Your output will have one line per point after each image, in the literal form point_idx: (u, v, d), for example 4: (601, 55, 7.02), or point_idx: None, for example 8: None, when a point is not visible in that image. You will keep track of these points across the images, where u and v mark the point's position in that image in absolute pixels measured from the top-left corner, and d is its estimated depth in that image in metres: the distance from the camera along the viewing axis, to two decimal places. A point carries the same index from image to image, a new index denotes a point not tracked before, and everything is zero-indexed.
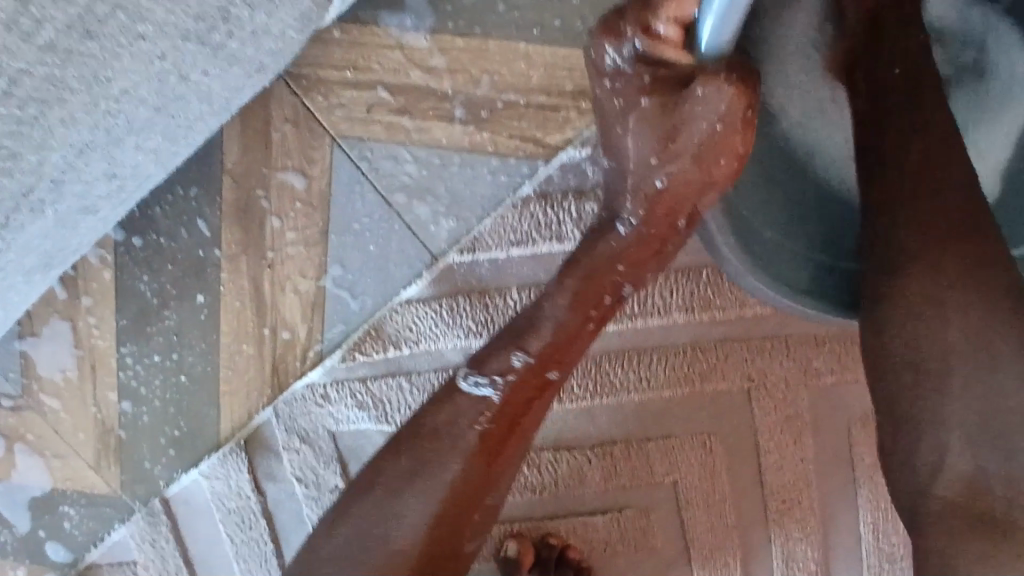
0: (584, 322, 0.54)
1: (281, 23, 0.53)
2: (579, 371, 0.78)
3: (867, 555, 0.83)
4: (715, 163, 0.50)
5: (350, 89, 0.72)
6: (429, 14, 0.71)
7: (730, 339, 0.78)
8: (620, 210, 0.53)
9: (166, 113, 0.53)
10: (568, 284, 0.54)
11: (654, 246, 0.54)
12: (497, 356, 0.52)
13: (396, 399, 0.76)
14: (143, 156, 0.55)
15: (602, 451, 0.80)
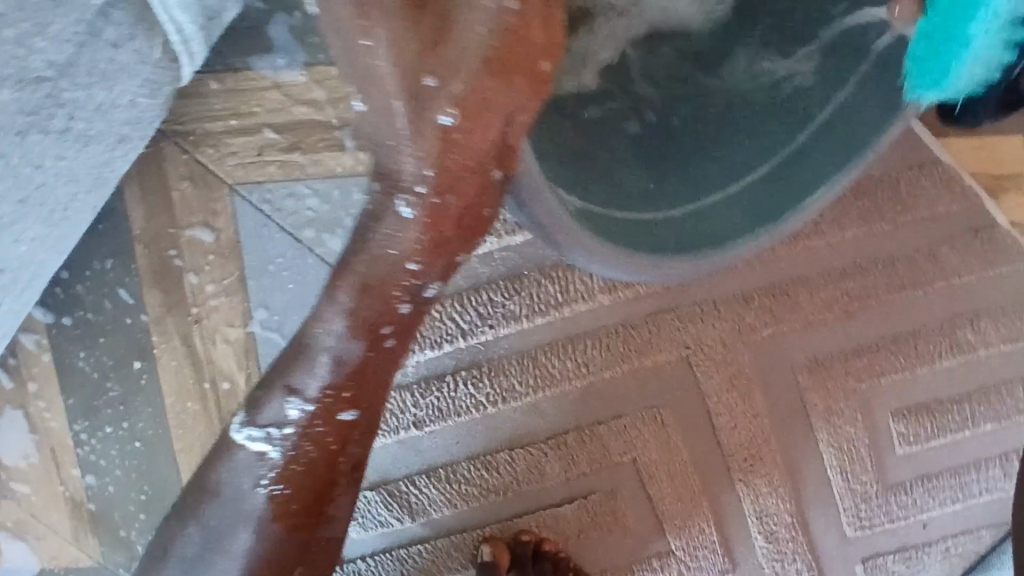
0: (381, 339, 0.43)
1: (125, 94, 0.55)
2: (517, 369, 0.79)
3: (838, 497, 0.84)
4: (510, 79, 0.38)
5: (237, 136, 0.72)
6: (298, 47, 0.71)
7: (658, 312, 0.79)
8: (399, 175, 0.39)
9: (34, 202, 0.55)
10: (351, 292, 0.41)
11: (459, 216, 0.40)
12: (273, 406, 0.43)
13: None
14: (27, 246, 0.57)
15: (556, 442, 0.81)
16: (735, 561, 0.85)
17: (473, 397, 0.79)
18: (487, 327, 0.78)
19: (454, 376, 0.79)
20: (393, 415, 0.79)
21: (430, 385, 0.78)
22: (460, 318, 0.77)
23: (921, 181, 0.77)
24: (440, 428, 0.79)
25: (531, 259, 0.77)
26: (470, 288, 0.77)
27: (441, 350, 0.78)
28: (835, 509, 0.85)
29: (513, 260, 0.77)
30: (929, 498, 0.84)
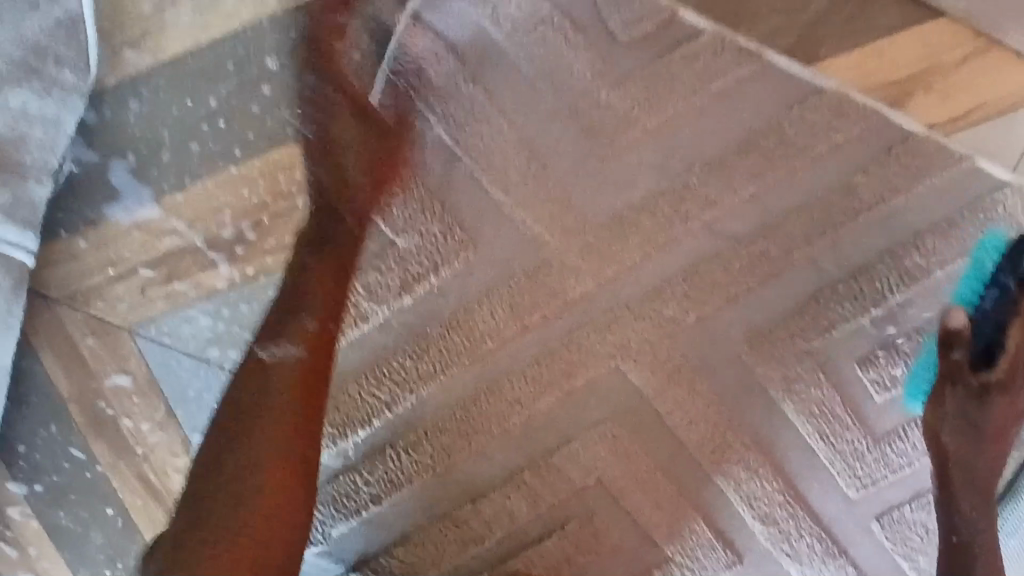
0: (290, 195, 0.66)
1: None
2: (452, 424, 0.77)
3: (828, 461, 0.78)
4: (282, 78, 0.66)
5: (118, 283, 0.74)
6: (140, 183, 0.71)
7: (572, 332, 0.74)
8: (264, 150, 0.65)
9: None
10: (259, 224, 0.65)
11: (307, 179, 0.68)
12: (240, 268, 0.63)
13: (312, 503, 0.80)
14: None
15: (515, 483, 0.79)
16: (740, 552, 0.80)
17: (418, 460, 0.78)
18: (407, 391, 0.76)
19: (393, 447, 0.78)
20: (350, 497, 0.79)
21: (374, 460, 0.79)
22: (377, 390, 0.77)
23: (806, 116, 0.70)
24: (398, 498, 0.79)
25: (428, 314, 0.75)
26: (380, 360, 0.76)
27: (373, 425, 0.78)
28: (829, 474, 0.78)
29: (410, 320, 0.75)
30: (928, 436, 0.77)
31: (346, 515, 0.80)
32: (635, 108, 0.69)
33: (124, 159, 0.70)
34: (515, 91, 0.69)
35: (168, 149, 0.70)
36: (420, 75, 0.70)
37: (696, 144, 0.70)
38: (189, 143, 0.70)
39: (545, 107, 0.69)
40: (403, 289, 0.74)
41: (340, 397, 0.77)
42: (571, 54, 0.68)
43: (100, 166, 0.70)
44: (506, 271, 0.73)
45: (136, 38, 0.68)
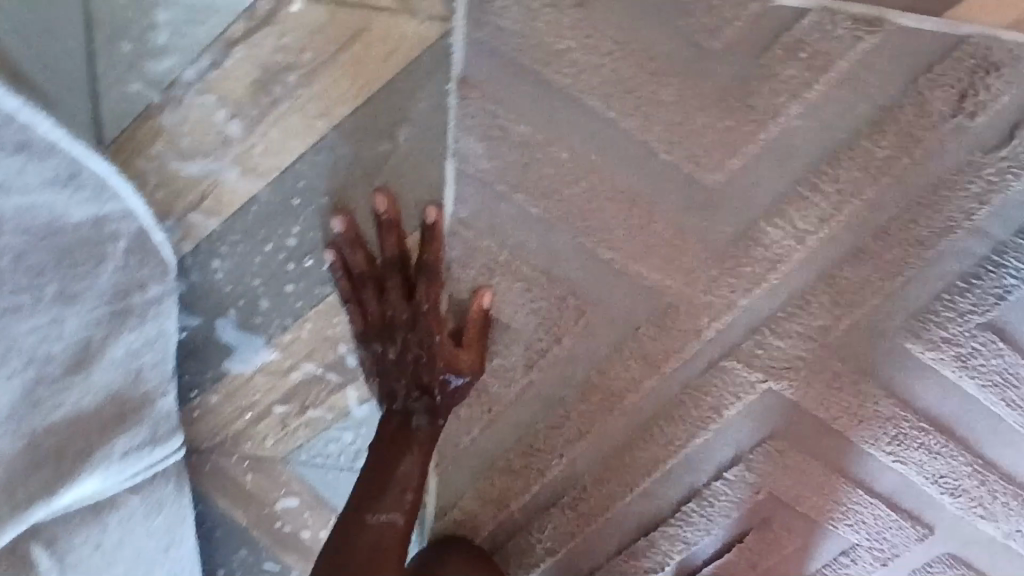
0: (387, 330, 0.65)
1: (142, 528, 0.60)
2: (609, 475, 0.76)
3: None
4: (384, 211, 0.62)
5: (258, 423, 0.75)
6: (250, 333, 0.70)
7: (711, 365, 0.71)
8: (360, 296, 0.65)
9: None
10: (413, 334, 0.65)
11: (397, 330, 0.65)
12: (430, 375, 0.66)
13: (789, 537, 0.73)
14: None
15: (685, 512, 0.78)
16: (930, 523, 0.79)
17: (583, 512, 0.78)
18: (558, 455, 0.75)
19: (556, 506, 0.78)
20: (526, 555, 0.80)
21: (541, 519, 0.79)
22: (527, 460, 0.76)
23: (947, 77, 0.60)
24: (571, 547, 0.80)
25: (563, 383, 0.72)
26: (523, 435, 0.74)
27: (531, 492, 0.77)
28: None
29: (543, 392, 0.72)
30: None
31: (525, 572, 0.81)
32: (734, 123, 0.61)
33: (227, 316, 0.69)
34: (599, 143, 0.62)
35: (266, 296, 0.68)
36: (493, 152, 0.62)
37: (816, 143, 0.62)
38: (282, 285, 0.68)
39: (636, 149, 0.62)
40: (529, 368, 0.71)
41: (492, 474, 0.76)
42: (656, 81, 0.60)
43: (210, 326, 0.70)
44: (629, 325, 0.69)
45: (198, 201, 0.65)
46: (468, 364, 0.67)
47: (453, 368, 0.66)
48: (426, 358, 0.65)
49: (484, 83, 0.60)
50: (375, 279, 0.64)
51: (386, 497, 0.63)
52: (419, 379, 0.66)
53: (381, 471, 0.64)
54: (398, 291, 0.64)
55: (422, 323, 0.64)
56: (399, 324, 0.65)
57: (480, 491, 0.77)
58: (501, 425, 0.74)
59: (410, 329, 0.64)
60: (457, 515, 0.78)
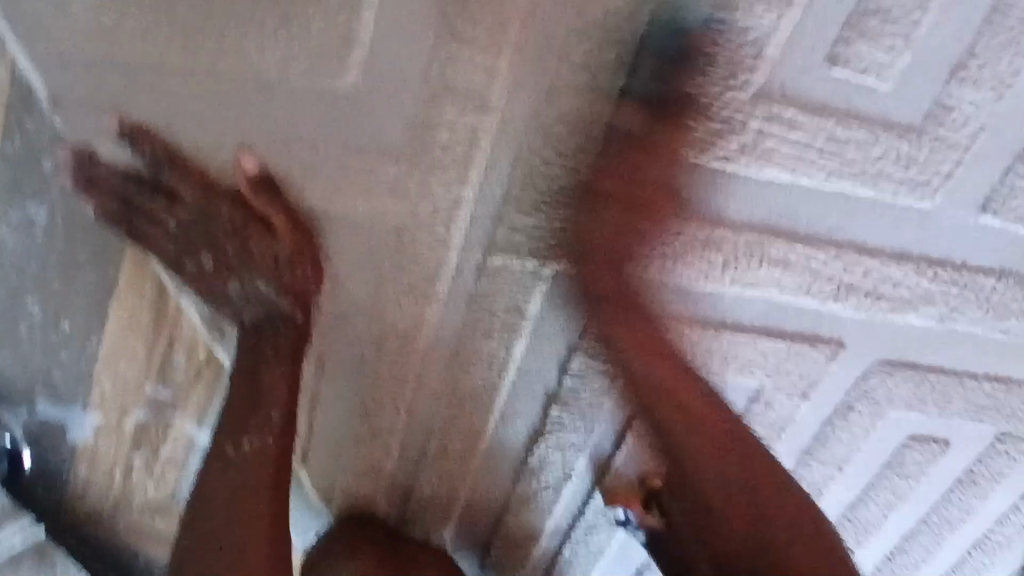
0: (199, 241, 0.57)
1: None
2: (457, 411, 0.72)
3: (878, 194, 0.60)
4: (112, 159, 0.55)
5: (131, 478, 0.78)
6: (66, 405, 0.72)
7: (482, 269, 0.63)
8: (144, 220, 0.57)
9: None
10: (227, 240, 0.56)
11: (214, 236, 0.56)
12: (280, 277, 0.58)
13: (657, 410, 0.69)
14: None
15: (556, 418, 0.72)
16: (834, 336, 0.67)
17: (458, 453, 0.74)
18: (398, 411, 0.71)
19: (431, 456, 0.75)
20: (435, 507, 0.79)
21: (424, 472, 0.76)
22: (373, 426, 0.72)
23: None
24: (471, 486, 0.77)
25: (353, 344, 0.67)
26: (354, 406, 0.71)
27: (399, 451, 0.74)
28: (886, 205, 0.60)
29: (343, 358, 0.68)
30: (950, 92, 0.56)
31: (440, 520, 0.80)
32: (333, 10, 0.52)
33: (40, 398, 0.72)
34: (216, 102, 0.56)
35: (54, 368, 0.70)
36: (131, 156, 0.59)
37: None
38: (58, 353, 0.69)
39: (258, 86, 0.55)
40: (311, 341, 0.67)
41: (349, 449, 0.74)
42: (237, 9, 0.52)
43: (33, 414, 0.73)
44: (374, 262, 0.63)
45: None
46: (286, 250, 0.57)
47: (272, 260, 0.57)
48: (248, 259, 0.57)
49: (74, 91, 0.55)
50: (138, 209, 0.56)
51: (251, 425, 0.62)
52: (248, 291, 0.59)
53: (243, 406, 0.62)
54: (167, 208, 0.56)
55: (220, 219, 0.56)
56: (195, 230, 0.56)
57: (353, 467, 0.75)
58: (327, 404, 0.71)
59: (211, 225, 0.56)
60: (343, 496, 0.77)
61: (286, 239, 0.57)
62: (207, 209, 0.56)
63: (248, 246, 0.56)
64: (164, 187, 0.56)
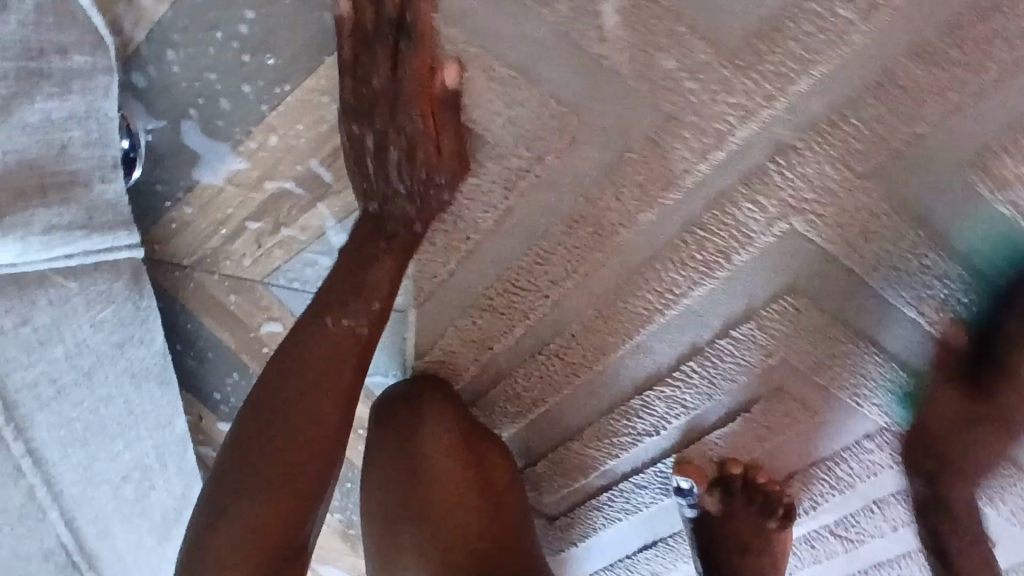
0: (380, 107, 0.57)
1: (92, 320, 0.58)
2: (599, 324, 0.69)
3: None
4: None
5: (234, 241, 0.72)
6: (214, 138, 0.66)
7: (719, 199, 0.60)
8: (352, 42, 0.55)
9: (136, 410, 0.65)
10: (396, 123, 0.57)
11: (393, 115, 0.57)
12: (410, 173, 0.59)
13: (724, 376, 0.70)
14: (150, 437, 0.68)
15: (684, 372, 0.70)
16: None
17: (571, 362, 0.72)
18: (543, 297, 0.68)
19: (542, 353, 0.72)
20: (514, 403, 0.76)
21: (527, 366, 0.73)
22: (509, 300, 0.69)
23: None
24: (561, 399, 0.75)
25: (544, 215, 0.64)
26: (506, 271, 0.68)
27: (516, 334, 0.71)
28: None
29: (527, 222, 0.64)
30: None
31: (508, 419, 0.77)
32: None
33: (190, 118, 0.65)
34: None
35: (225, 95, 0.63)
36: None
37: None
38: (241, 82, 0.62)
39: None
40: (507, 194, 0.63)
41: (474, 309, 0.70)
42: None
43: (172, 129, 0.66)
44: (622, 144, 0.59)
45: None
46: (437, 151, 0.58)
47: (430, 167, 0.59)
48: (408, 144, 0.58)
49: None
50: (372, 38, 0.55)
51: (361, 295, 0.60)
52: (398, 181, 0.59)
53: (347, 278, 0.60)
54: (388, 68, 0.55)
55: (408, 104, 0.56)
56: (385, 97, 0.56)
57: (467, 327, 0.72)
58: (479, 261, 0.67)
59: (403, 109, 0.57)
60: (437, 355, 0.74)
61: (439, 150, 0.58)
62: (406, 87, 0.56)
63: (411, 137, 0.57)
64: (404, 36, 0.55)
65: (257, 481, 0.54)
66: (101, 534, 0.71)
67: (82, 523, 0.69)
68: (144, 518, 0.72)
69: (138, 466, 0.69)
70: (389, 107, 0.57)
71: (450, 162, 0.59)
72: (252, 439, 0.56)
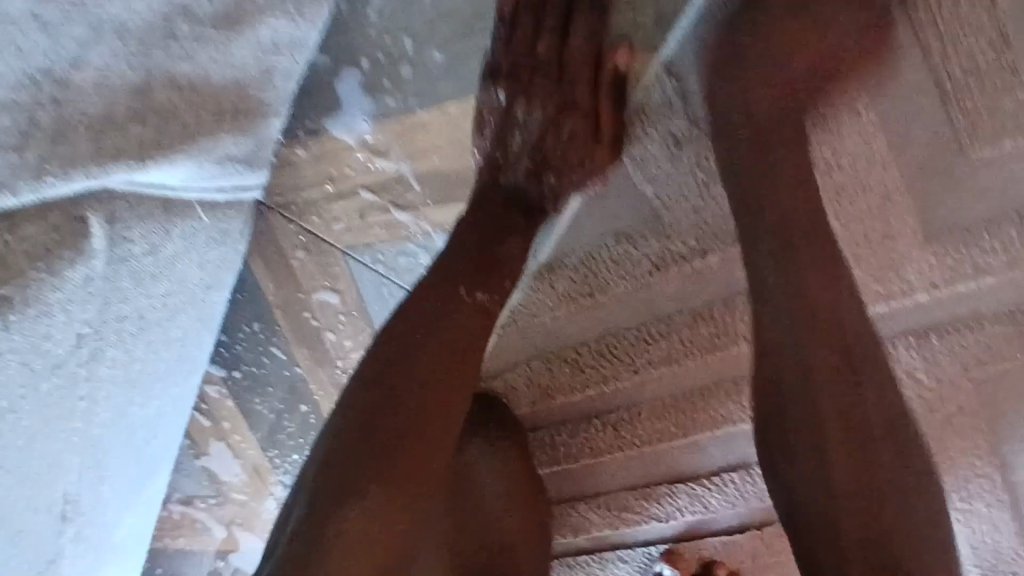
0: (533, 85, 0.55)
1: (202, 226, 0.53)
2: (672, 414, 0.69)
3: None
4: None
5: (335, 201, 0.65)
6: (371, 96, 0.59)
7: None
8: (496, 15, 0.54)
9: (183, 350, 0.57)
10: (547, 100, 0.55)
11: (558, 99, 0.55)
12: (565, 153, 0.55)
13: (756, 490, 0.71)
14: (176, 383, 0.59)
15: (723, 479, 0.71)
16: None
17: (623, 436, 0.71)
18: (631, 371, 0.67)
19: (598, 419, 0.71)
20: (547, 453, 0.74)
21: (579, 425, 0.72)
22: (596, 364, 0.68)
23: None
24: (594, 463, 0.74)
25: (675, 302, 0.63)
26: (608, 335, 0.66)
27: (585, 394, 0.69)
28: None
29: (655, 302, 0.63)
30: None
31: (533, 465, 0.75)
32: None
33: (358, 66, 0.58)
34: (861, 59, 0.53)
35: (411, 62, 0.57)
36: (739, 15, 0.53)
37: None
38: (431, 54, 0.57)
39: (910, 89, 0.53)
40: (653, 270, 0.62)
41: (557, 356, 0.68)
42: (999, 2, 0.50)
43: (331, 66, 0.59)
44: None
45: None
46: (593, 146, 0.55)
47: (586, 155, 0.55)
48: (563, 128, 0.55)
49: None
50: (535, 14, 0.54)
51: (488, 277, 0.52)
52: (533, 157, 0.55)
53: (480, 252, 0.52)
54: (554, 35, 0.54)
55: (566, 82, 0.55)
56: (540, 70, 0.55)
57: (540, 371, 0.69)
58: (589, 317, 0.65)
59: (571, 87, 0.55)
60: (498, 387, 0.71)
61: (602, 143, 0.55)
62: (568, 65, 0.55)
63: (570, 115, 0.55)
64: (569, 7, 0.54)
65: (381, 472, 0.44)
66: (70, 522, 0.57)
67: (69, 496, 0.55)
68: (132, 472, 0.61)
69: (158, 412, 0.59)
70: (553, 89, 0.55)
71: (604, 154, 0.56)
72: (363, 427, 0.46)
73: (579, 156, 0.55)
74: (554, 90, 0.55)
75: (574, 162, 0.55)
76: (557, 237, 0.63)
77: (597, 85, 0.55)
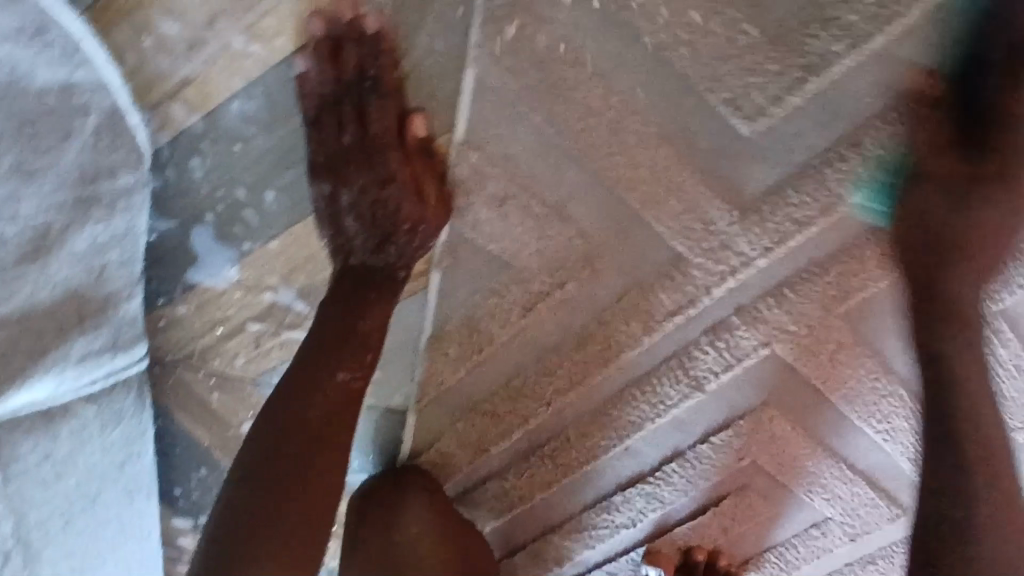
0: (352, 167, 0.59)
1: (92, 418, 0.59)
2: (595, 428, 0.73)
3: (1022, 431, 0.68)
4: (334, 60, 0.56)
5: (229, 341, 0.69)
6: (224, 245, 0.65)
7: (714, 325, 0.67)
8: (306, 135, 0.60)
9: (123, 525, 0.62)
10: (364, 180, 0.59)
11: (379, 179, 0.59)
12: (395, 225, 0.59)
13: (699, 470, 0.75)
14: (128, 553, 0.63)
15: (665, 472, 0.76)
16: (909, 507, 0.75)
17: (562, 462, 0.75)
18: (544, 405, 0.72)
19: (535, 454, 0.75)
20: (505, 498, 0.78)
21: (520, 465, 0.76)
22: (514, 408, 0.72)
23: None
24: (549, 495, 0.77)
25: (555, 332, 0.68)
26: (511, 380, 0.71)
27: (515, 437, 0.74)
28: None
29: (538, 338, 0.68)
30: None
31: (493, 514, 0.79)
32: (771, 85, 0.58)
33: (204, 223, 0.64)
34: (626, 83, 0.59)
35: (248, 207, 0.63)
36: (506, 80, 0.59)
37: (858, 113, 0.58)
38: (262, 193, 0.63)
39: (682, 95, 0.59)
40: (524, 312, 0.67)
41: (476, 413, 0.73)
42: None
43: (182, 231, 0.64)
44: (636, 276, 0.65)
45: (177, 90, 0.59)
46: (422, 218, 0.59)
47: (418, 219, 0.59)
48: (387, 204, 0.59)
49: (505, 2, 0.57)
50: (331, 107, 0.58)
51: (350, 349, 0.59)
52: (371, 234, 0.60)
53: (341, 327, 0.59)
54: (356, 124, 0.58)
55: (379, 157, 0.58)
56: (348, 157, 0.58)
57: (465, 431, 0.74)
58: (488, 369, 0.70)
59: (382, 163, 0.58)
60: (434, 457, 0.75)
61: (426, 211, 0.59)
62: (374, 148, 0.58)
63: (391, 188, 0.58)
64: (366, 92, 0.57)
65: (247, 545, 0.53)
66: None
67: None
68: None
69: None
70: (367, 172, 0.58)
71: (433, 218, 0.60)
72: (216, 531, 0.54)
73: (408, 226, 0.59)
74: (365, 167, 0.59)
75: (404, 232, 0.59)
76: (433, 308, 0.68)
77: (410, 154, 0.59)
